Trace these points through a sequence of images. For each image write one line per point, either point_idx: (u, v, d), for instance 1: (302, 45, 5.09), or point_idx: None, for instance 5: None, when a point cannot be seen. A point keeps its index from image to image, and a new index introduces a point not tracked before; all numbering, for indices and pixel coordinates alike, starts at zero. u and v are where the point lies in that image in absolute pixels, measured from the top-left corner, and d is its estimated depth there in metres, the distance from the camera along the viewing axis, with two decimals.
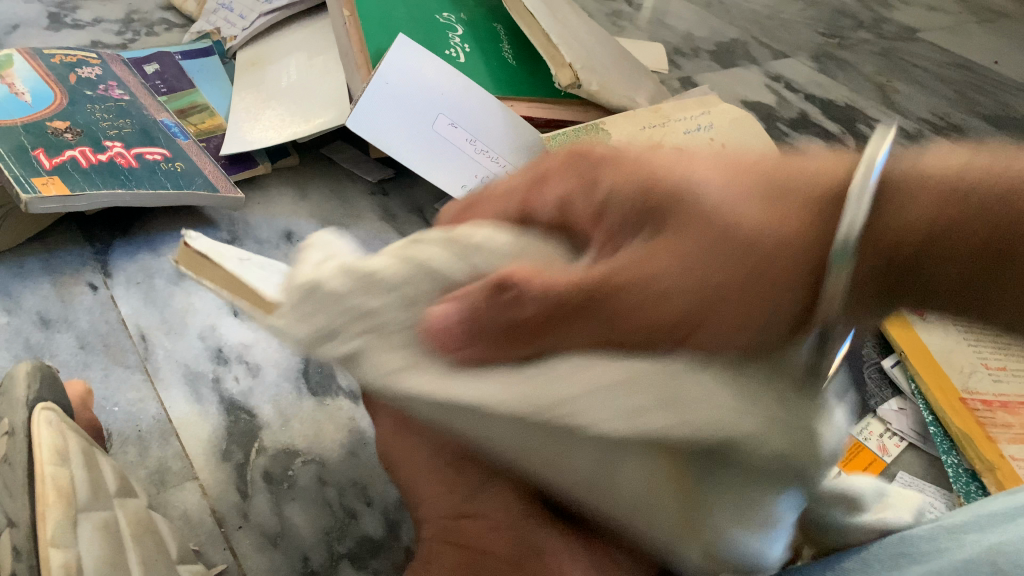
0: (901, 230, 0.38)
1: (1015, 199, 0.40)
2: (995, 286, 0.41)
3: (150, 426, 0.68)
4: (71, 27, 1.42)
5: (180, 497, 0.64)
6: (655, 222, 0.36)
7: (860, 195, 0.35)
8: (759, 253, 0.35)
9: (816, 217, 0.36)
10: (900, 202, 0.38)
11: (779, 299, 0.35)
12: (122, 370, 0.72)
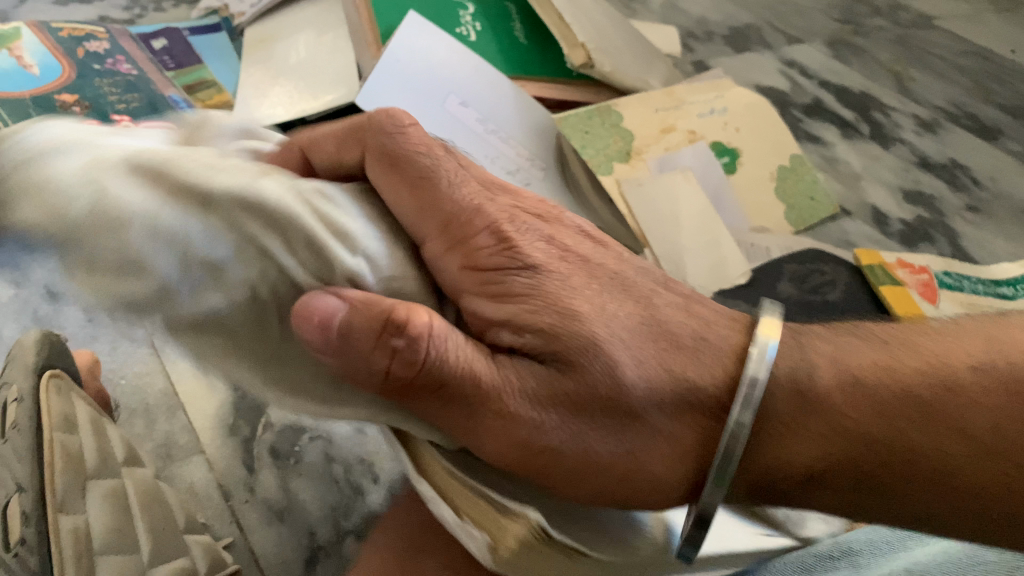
0: (797, 457, 0.48)
1: (930, 405, 0.47)
2: (909, 477, 0.47)
3: (156, 400, 0.68)
4: (80, 2, 1.41)
5: (186, 470, 0.63)
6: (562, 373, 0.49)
7: (749, 387, 0.48)
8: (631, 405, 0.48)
9: (683, 416, 0.49)
10: (801, 430, 0.48)
11: (654, 457, 0.48)
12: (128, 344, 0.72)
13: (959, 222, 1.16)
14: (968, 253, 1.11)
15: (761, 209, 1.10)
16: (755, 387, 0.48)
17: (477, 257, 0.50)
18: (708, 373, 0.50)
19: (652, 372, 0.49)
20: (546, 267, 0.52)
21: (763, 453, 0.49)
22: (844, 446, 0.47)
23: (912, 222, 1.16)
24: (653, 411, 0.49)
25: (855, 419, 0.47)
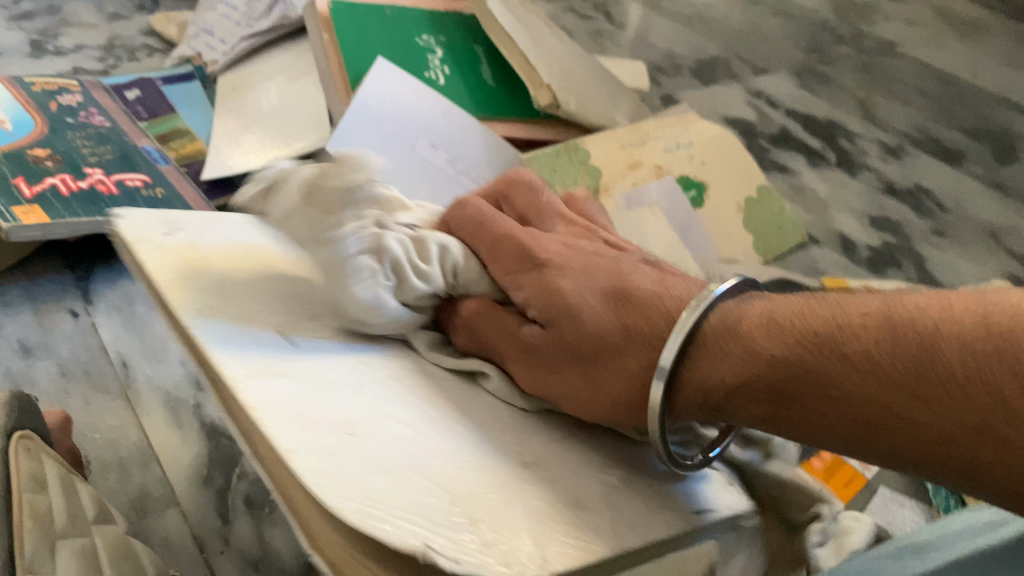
0: (749, 378, 0.45)
1: (934, 336, 0.40)
2: (916, 418, 0.39)
3: (131, 452, 0.68)
4: (53, 54, 1.42)
5: (161, 522, 0.63)
6: (550, 322, 0.52)
7: (684, 325, 0.47)
8: (593, 344, 0.50)
9: (629, 348, 0.49)
10: (730, 355, 0.46)
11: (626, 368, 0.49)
12: (103, 397, 0.72)
13: (926, 247, 1.19)
14: (934, 277, 1.14)
15: (729, 239, 1.13)
16: (693, 322, 0.47)
17: (511, 261, 0.56)
18: (658, 316, 0.49)
19: (612, 324, 0.50)
20: (555, 263, 0.55)
21: (698, 377, 0.47)
22: (776, 374, 0.44)
23: (879, 248, 1.18)
24: (616, 354, 0.50)
25: (777, 346, 0.44)
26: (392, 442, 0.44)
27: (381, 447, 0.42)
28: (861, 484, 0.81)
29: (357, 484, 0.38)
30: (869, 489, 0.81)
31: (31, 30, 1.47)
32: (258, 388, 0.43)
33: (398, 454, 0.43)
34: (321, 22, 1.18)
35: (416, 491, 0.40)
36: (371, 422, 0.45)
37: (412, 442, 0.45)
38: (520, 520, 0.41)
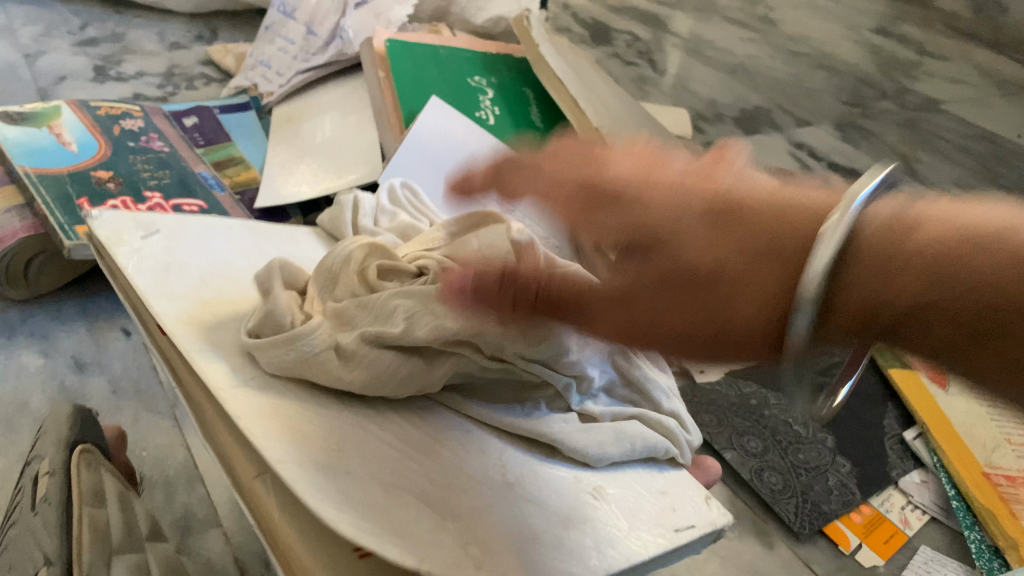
0: (872, 294, 0.30)
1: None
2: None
3: (177, 472, 0.69)
4: (115, 79, 1.47)
5: (203, 543, 0.64)
6: (641, 248, 0.36)
7: (831, 231, 0.30)
8: (702, 273, 0.34)
9: (761, 262, 0.32)
10: (869, 264, 0.30)
11: (756, 323, 0.32)
12: (152, 416, 0.74)
13: None
14: None
15: None
16: (844, 231, 0.30)
17: (569, 193, 0.39)
18: (806, 217, 0.32)
19: (727, 244, 0.34)
20: (646, 186, 0.37)
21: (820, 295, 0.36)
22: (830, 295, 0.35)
23: None
24: (758, 272, 0.32)
25: (919, 241, 0.30)
26: (375, 455, 0.47)
27: (366, 459, 0.46)
28: (902, 540, 0.80)
29: (353, 498, 0.42)
30: (909, 547, 0.80)
31: (95, 57, 1.53)
32: (241, 397, 0.47)
33: (382, 467, 0.46)
34: (381, 62, 1.24)
35: (403, 508, 0.44)
36: (354, 433, 0.48)
37: (394, 457, 0.48)
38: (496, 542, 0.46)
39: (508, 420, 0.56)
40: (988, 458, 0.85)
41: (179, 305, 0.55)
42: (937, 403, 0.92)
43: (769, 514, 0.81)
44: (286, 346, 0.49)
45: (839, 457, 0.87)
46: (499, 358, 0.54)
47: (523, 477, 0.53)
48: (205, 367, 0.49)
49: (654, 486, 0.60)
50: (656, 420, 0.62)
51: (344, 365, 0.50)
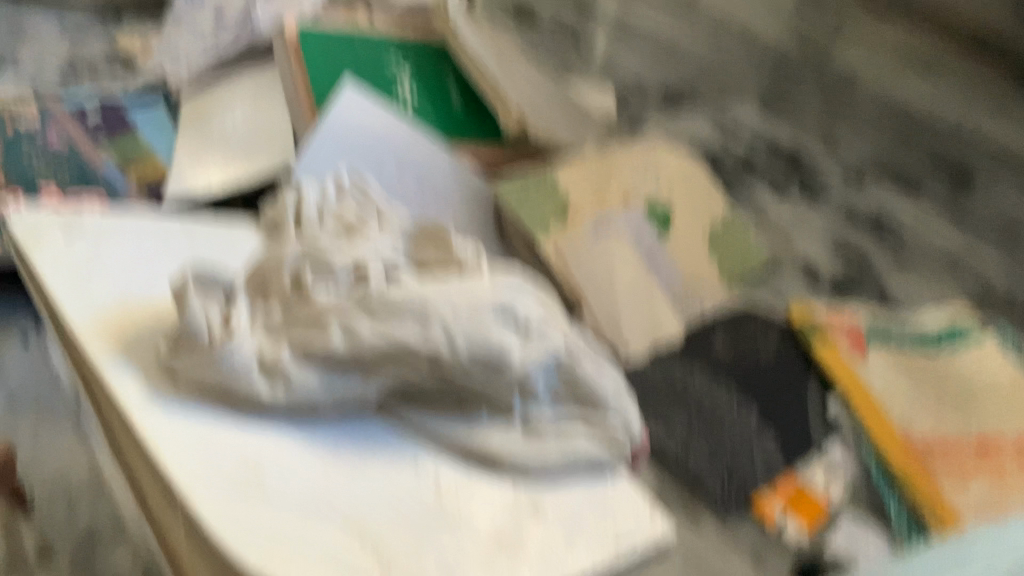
0: None
1: None
2: None
3: (83, 487, 0.66)
4: (14, 71, 1.40)
5: (111, 561, 0.61)
6: None
7: None
8: None
9: None
10: None
11: None
12: (55, 428, 0.70)
13: (887, 274, 1.19)
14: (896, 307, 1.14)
15: (695, 267, 1.12)
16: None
17: None
18: None
19: None
20: None
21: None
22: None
23: (842, 277, 1.19)
24: None
25: None
26: (298, 482, 0.50)
27: (283, 487, 0.49)
28: (825, 504, 0.80)
29: (258, 530, 0.47)
30: (833, 511, 0.80)
31: None
32: (157, 420, 0.50)
33: (305, 491, 0.50)
34: (290, 52, 1.19)
35: (317, 533, 0.48)
36: (274, 448, 0.52)
37: (318, 481, 0.51)
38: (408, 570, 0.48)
39: (455, 432, 0.58)
40: (905, 424, 0.87)
41: (100, 313, 0.57)
42: (859, 372, 0.93)
43: (695, 495, 0.81)
44: (203, 361, 0.52)
45: (763, 433, 0.88)
46: (449, 375, 0.56)
47: (457, 487, 0.55)
48: (119, 388, 0.51)
49: (593, 494, 0.58)
50: (603, 428, 0.60)
51: (266, 380, 0.52)
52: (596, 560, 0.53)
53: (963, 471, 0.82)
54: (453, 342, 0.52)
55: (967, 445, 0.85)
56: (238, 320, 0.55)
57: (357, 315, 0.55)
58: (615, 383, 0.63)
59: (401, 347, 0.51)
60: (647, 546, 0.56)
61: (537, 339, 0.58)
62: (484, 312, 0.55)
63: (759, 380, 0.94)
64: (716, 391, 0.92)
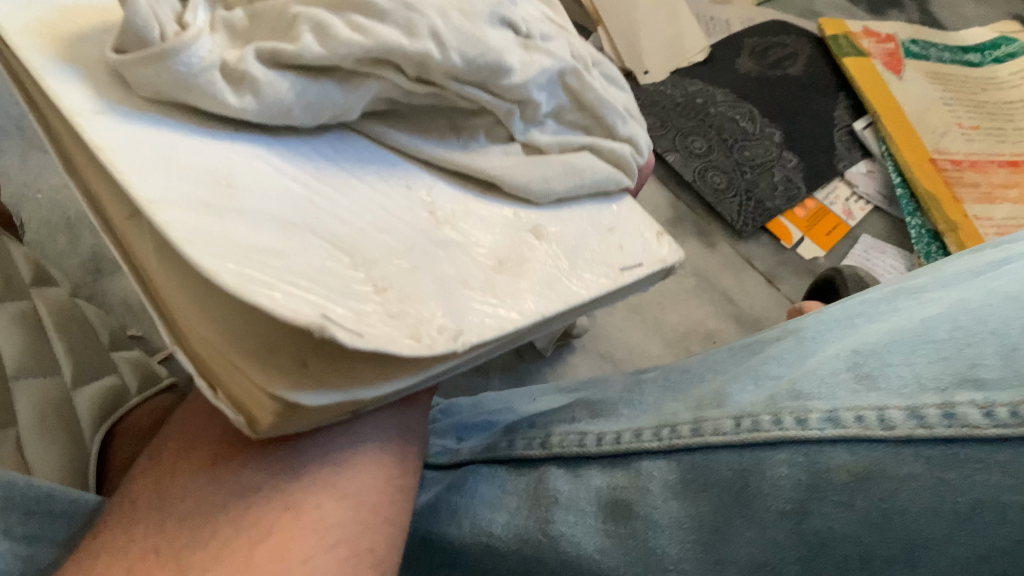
0: None
1: None
2: None
3: (79, 213, 0.64)
4: None
5: (118, 284, 0.61)
6: None
7: None
8: None
9: None
10: None
11: None
12: (40, 153, 0.66)
13: None
14: (938, 20, 1.03)
15: None
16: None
17: None
18: None
19: None
20: None
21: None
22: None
23: None
24: None
25: None
26: (273, 181, 0.33)
27: (258, 195, 0.32)
28: (844, 232, 0.80)
29: (247, 245, 0.29)
30: (850, 238, 0.80)
31: None
32: (107, 123, 0.30)
33: (284, 202, 0.33)
34: None
35: (309, 250, 0.31)
36: (252, 165, 0.33)
37: (299, 195, 0.34)
38: (415, 285, 0.34)
39: (441, 154, 0.42)
40: (936, 144, 0.82)
41: (24, 7, 0.34)
42: (891, 88, 0.87)
43: (711, 215, 0.79)
44: (158, 63, 0.31)
45: (786, 151, 0.83)
46: (427, 82, 0.39)
47: (456, 211, 0.41)
48: (57, 91, 0.31)
49: (601, 221, 0.47)
50: (609, 151, 0.48)
51: (234, 87, 0.33)
52: (594, 289, 0.42)
53: (990, 196, 0.78)
54: (434, 42, 0.37)
55: (998, 165, 0.82)
56: (196, 22, 0.34)
57: (333, 15, 0.35)
58: (625, 101, 0.50)
59: (361, 42, 0.35)
60: (653, 271, 0.46)
61: (541, 43, 0.43)
62: (472, 7, 0.39)
63: (784, 97, 0.89)
64: (739, 109, 0.86)
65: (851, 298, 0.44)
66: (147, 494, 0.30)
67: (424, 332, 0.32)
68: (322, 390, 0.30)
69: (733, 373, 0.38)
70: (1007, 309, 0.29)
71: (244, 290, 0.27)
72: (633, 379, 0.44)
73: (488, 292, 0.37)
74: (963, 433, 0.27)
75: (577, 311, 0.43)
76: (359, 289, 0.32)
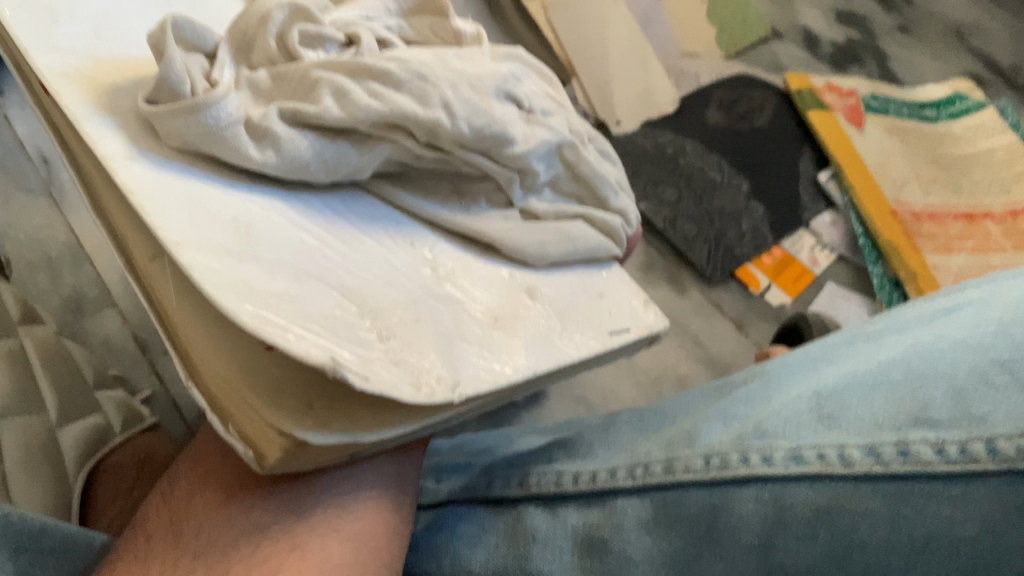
0: None
1: None
2: None
3: (61, 252, 0.64)
4: None
5: (99, 324, 0.61)
6: None
7: None
8: None
9: None
10: None
11: None
12: (25, 195, 0.67)
13: (889, 44, 1.12)
14: (896, 75, 1.08)
15: (692, 32, 1.04)
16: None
17: None
18: None
19: None
20: None
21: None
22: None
23: (842, 44, 1.11)
24: None
25: None
26: (286, 230, 0.35)
27: (275, 244, 0.34)
28: (809, 280, 0.83)
29: (261, 290, 0.30)
30: (816, 285, 0.83)
31: None
32: (139, 170, 0.32)
33: (299, 252, 0.34)
34: None
35: (319, 296, 0.33)
36: (267, 216, 0.35)
37: (312, 246, 0.35)
38: (419, 335, 0.35)
39: (441, 216, 0.43)
40: (896, 196, 0.86)
41: (66, 60, 0.37)
42: (852, 140, 0.91)
43: (682, 262, 0.82)
44: (187, 116, 0.33)
45: (753, 201, 0.86)
46: (434, 147, 0.41)
47: (456, 269, 0.42)
48: (94, 138, 0.33)
49: (592, 287, 0.49)
50: (602, 221, 0.50)
51: (255, 141, 0.35)
52: (587, 351, 0.43)
53: (947, 246, 0.82)
54: (446, 113, 0.38)
55: (955, 217, 0.85)
56: (223, 80, 0.36)
57: (351, 81, 0.37)
58: (618, 176, 0.53)
59: (378, 108, 0.37)
60: (640, 337, 0.47)
61: (543, 118, 0.45)
62: (483, 82, 0.41)
63: (750, 148, 0.92)
64: (708, 160, 0.90)
65: (818, 342, 0.46)
66: (162, 527, 0.32)
67: (423, 381, 0.33)
68: (327, 432, 0.31)
69: (704, 413, 0.40)
70: (956, 351, 0.31)
71: (261, 331, 0.28)
72: (609, 420, 0.45)
73: (484, 345, 0.38)
74: (917, 469, 0.28)
75: (565, 372, 0.44)
76: (364, 336, 0.33)
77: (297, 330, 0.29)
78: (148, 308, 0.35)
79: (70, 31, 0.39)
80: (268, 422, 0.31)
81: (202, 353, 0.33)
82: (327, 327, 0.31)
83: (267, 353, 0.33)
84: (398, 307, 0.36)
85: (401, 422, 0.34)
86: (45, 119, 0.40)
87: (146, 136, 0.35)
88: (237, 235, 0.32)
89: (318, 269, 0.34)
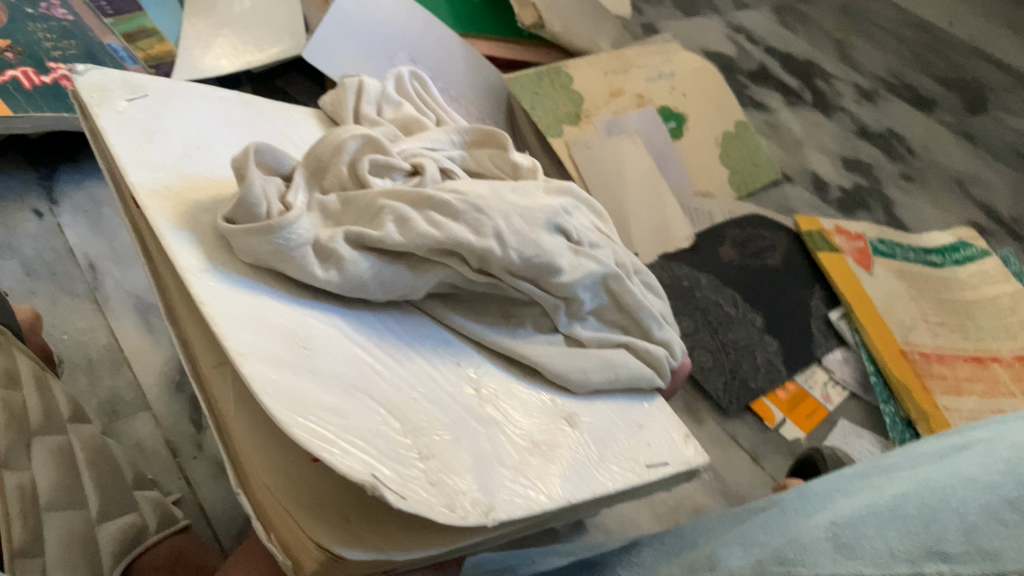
0: None
1: None
2: None
3: (101, 355, 0.67)
4: None
5: (131, 427, 0.63)
6: None
7: None
8: None
9: None
10: None
11: None
12: (71, 299, 0.70)
13: (894, 191, 1.17)
14: (901, 220, 1.12)
15: (706, 173, 1.10)
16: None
17: None
18: None
19: None
20: None
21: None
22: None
23: (849, 188, 1.16)
24: None
25: None
26: (342, 347, 0.38)
27: (330, 360, 0.36)
28: (823, 416, 0.84)
29: (313, 404, 0.33)
30: (829, 421, 0.84)
31: None
32: (213, 285, 0.36)
33: (353, 369, 0.37)
34: None
35: (365, 413, 0.35)
36: (326, 332, 0.38)
37: (364, 361, 0.38)
38: (457, 458, 0.37)
39: (489, 337, 0.46)
40: (905, 336, 0.89)
41: (156, 176, 0.42)
42: (863, 284, 0.94)
43: (698, 392, 0.84)
44: (262, 236, 0.37)
45: (766, 336, 0.89)
46: (486, 273, 0.43)
47: (498, 393, 0.44)
48: (175, 253, 0.37)
49: (632, 417, 0.50)
50: (646, 351, 0.51)
51: (323, 262, 0.39)
52: (620, 482, 0.44)
53: (956, 387, 0.84)
54: (498, 242, 0.42)
55: (963, 359, 0.88)
56: (296, 203, 0.40)
57: (413, 210, 0.41)
58: (663, 308, 0.56)
59: (436, 235, 0.40)
60: (677, 472, 0.48)
61: (590, 250, 0.48)
62: (533, 215, 0.44)
63: (762, 285, 0.95)
64: (722, 293, 0.93)
65: (837, 471, 0.47)
66: None
67: (458, 503, 0.34)
68: (360, 546, 0.33)
69: (723, 540, 0.41)
70: (967, 489, 0.32)
71: (310, 445, 0.31)
72: (630, 543, 0.46)
73: (517, 472, 0.40)
74: None
75: (601, 501, 0.45)
76: (406, 456, 0.34)
77: (344, 445, 0.32)
78: (208, 415, 0.39)
79: (161, 150, 0.44)
80: (307, 533, 0.33)
81: (254, 460, 0.36)
82: (371, 444, 0.33)
83: (314, 465, 0.36)
84: (441, 424, 0.38)
85: (436, 543, 0.34)
86: (133, 230, 0.45)
87: (219, 251, 0.39)
88: (297, 351, 0.35)
89: (368, 385, 0.37)
